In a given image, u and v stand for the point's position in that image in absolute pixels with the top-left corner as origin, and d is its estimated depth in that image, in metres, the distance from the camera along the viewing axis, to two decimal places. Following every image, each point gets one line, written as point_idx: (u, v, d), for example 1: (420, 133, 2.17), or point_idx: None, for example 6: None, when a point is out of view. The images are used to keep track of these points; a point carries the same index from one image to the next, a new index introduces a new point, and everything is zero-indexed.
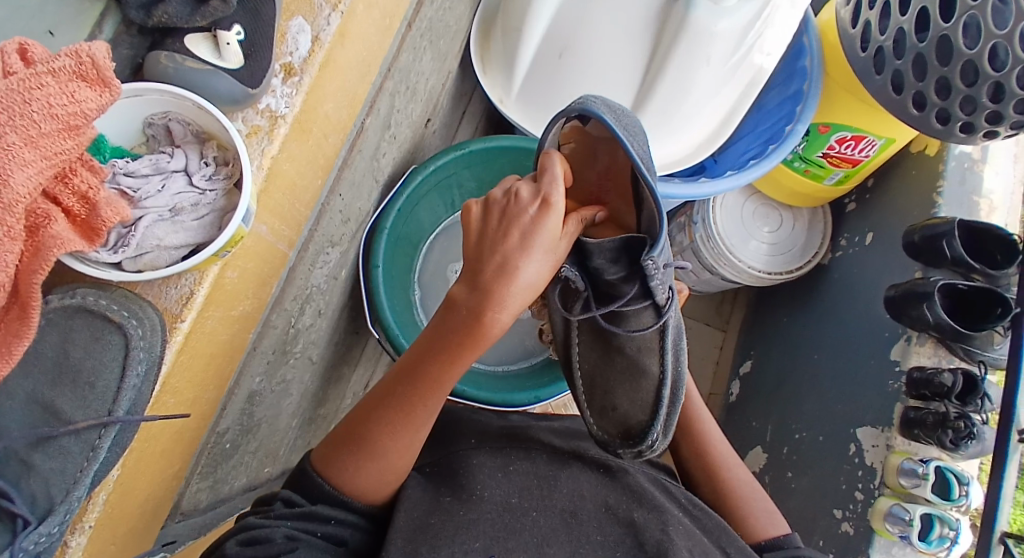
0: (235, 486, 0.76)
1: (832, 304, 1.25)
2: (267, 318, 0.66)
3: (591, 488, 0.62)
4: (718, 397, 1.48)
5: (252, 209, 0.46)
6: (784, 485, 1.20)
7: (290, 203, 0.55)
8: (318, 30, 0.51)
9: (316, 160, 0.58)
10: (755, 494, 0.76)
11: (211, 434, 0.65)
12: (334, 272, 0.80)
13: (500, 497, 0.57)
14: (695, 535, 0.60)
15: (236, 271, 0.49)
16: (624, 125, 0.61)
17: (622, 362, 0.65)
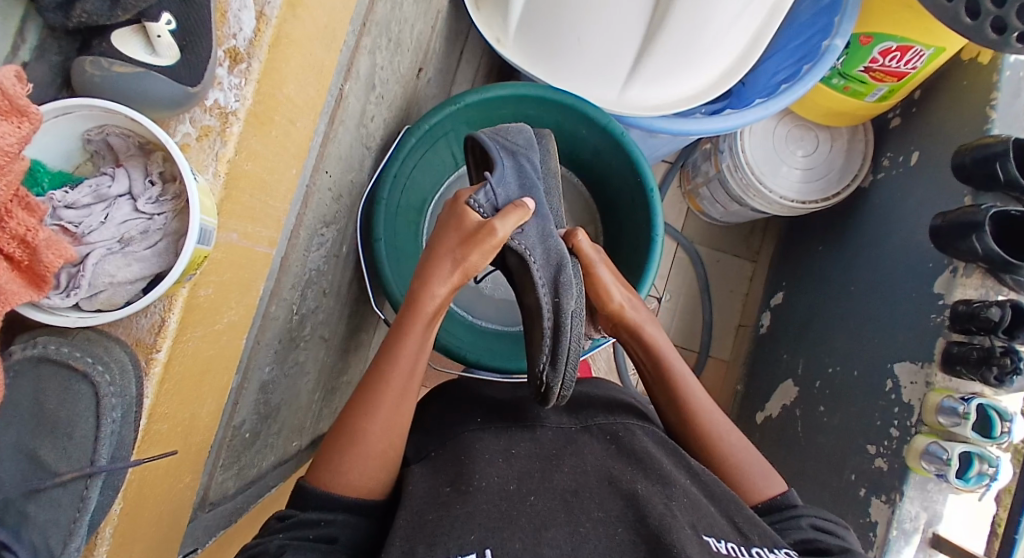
0: (265, 467, 0.78)
1: (871, 232, 1.17)
2: (265, 310, 0.65)
3: (596, 460, 0.61)
4: (747, 330, 1.44)
5: (212, 229, 0.42)
6: (816, 419, 1.17)
7: (262, 201, 0.51)
8: (262, 3, 0.45)
9: (287, 148, 0.53)
10: (749, 455, 0.74)
11: (228, 428, 0.65)
12: (333, 249, 0.77)
13: (498, 484, 0.55)
14: (703, 502, 0.59)
15: (209, 287, 0.46)
16: (497, 132, 0.79)
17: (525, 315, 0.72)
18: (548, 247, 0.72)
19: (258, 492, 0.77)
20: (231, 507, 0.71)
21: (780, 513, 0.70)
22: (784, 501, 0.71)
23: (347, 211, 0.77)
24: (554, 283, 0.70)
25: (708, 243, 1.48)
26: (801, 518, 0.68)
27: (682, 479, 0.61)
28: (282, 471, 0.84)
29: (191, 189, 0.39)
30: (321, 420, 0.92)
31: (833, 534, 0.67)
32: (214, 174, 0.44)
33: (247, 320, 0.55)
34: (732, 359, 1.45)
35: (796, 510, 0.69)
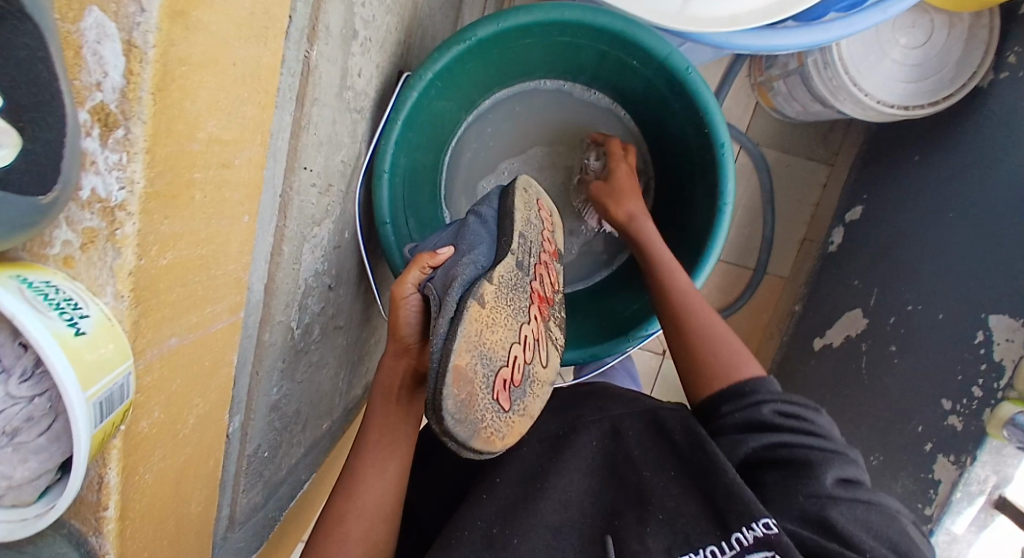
0: (297, 461, 0.75)
1: (982, 145, 0.96)
2: (258, 342, 0.56)
3: (586, 482, 0.65)
4: (813, 246, 1.30)
5: (129, 378, 0.33)
6: (884, 360, 1.06)
7: (210, 278, 0.39)
8: (126, 25, 0.27)
9: (233, 200, 0.39)
10: (726, 343, 0.69)
11: (242, 458, 0.61)
12: (335, 241, 0.64)
13: (485, 525, 0.61)
14: (689, 496, 0.60)
15: (151, 412, 0.37)
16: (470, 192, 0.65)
17: None
18: (456, 270, 0.57)
19: (292, 486, 0.75)
20: (260, 514, 0.69)
21: (743, 397, 0.66)
22: (752, 384, 0.66)
23: (345, 195, 0.64)
24: (439, 307, 0.54)
25: (778, 142, 1.29)
26: (765, 406, 0.64)
27: (667, 475, 0.62)
28: (319, 452, 0.82)
29: (63, 367, 0.29)
30: (352, 393, 0.88)
31: (798, 420, 0.63)
32: (126, 300, 0.32)
33: (226, 399, 0.47)
34: (793, 276, 1.32)
35: (758, 395, 0.65)
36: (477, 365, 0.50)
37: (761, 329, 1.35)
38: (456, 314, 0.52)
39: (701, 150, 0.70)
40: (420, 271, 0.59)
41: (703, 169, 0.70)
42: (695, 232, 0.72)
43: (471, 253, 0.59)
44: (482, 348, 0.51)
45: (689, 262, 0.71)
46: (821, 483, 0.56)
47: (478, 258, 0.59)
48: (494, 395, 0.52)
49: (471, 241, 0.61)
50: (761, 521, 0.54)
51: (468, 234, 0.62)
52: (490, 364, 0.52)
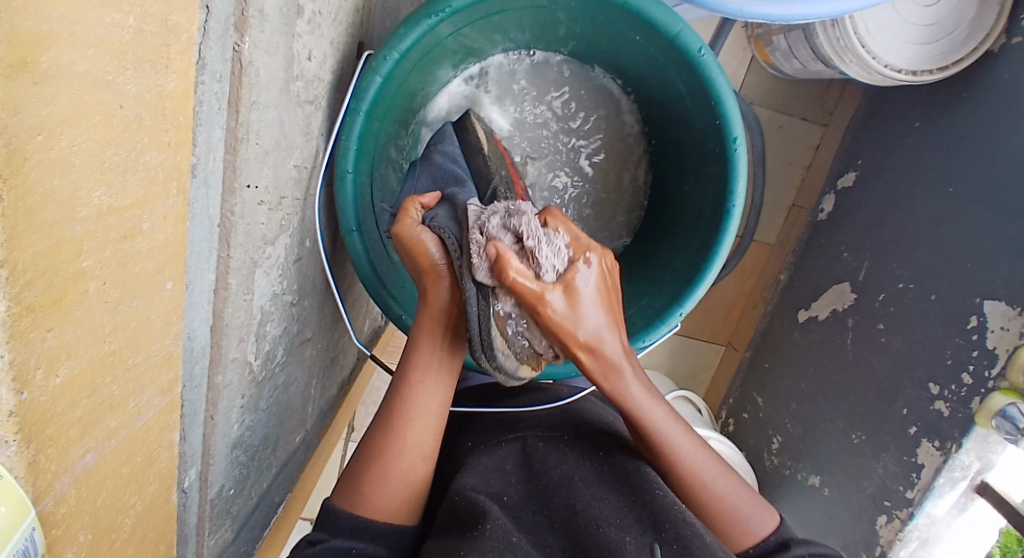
0: (269, 482, 0.70)
1: (986, 114, 0.88)
2: (209, 390, 0.49)
3: (592, 489, 0.53)
4: (802, 212, 1.24)
5: (35, 534, 0.26)
6: (872, 339, 1.00)
7: (129, 374, 0.31)
8: None
9: (147, 270, 0.30)
10: (735, 504, 0.56)
11: (205, 503, 0.55)
12: (294, 254, 0.55)
13: (501, 531, 0.47)
14: (709, 535, 0.49)
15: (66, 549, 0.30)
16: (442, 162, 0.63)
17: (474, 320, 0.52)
18: (458, 208, 0.54)
19: (262, 508, 0.70)
20: (227, 546, 0.64)
21: (774, 555, 0.54)
22: (776, 540, 0.55)
23: (303, 202, 0.54)
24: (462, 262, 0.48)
25: (773, 101, 1.22)
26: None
27: (683, 501, 0.51)
28: (292, 464, 0.77)
29: None
30: (325, 395, 0.82)
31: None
32: (14, 444, 0.24)
33: (170, 482, 0.40)
34: (781, 243, 1.27)
35: (790, 549, 0.54)
36: (507, 296, 0.48)
37: (745, 297, 1.34)
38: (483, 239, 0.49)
39: (707, 140, 0.62)
40: (414, 212, 0.55)
41: (710, 162, 0.63)
42: (698, 232, 0.65)
43: (461, 190, 0.57)
44: (509, 281, 0.49)
45: (691, 266, 0.64)
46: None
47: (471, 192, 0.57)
48: (526, 319, 0.50)
49: (452, 183, 0.59)
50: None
51: (449, 175, 0.60)
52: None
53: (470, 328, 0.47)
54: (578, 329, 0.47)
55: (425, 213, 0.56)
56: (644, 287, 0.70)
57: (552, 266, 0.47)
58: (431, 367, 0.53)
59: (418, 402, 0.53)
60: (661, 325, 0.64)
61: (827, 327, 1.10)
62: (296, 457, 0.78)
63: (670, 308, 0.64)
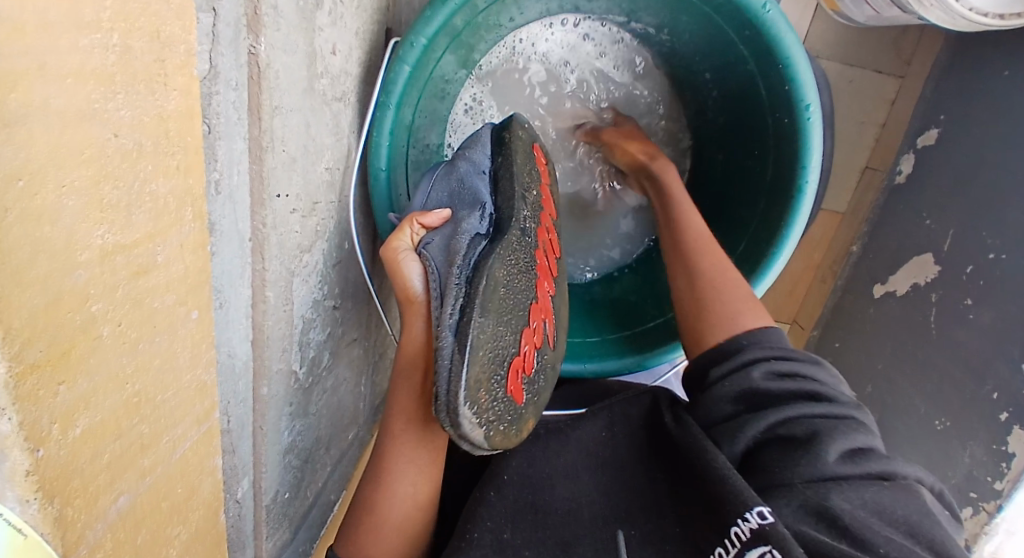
0: (324, 480, 0.70)
1: None
2: (254, 404, 0.48)
3: (598, 483, 0.50)
4: (878, 176, 1.13)
5: None
6: (958, 314, 0.91)
7: (160, 407, 0.30)
8: None
9: (168, 304, 0.28)
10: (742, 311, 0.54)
11: (264, 508, 0.55)
12: (331, 257, 0.53)
13: (490, 536, 0.47)
14: (697, 497, 0.44)
15: None
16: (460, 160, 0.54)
17: (496, 322, 0.40)
18: (454, 241, 0.46)
19: (320, 506, 0.70)
20: (285, 546, 0.64)
21: (742, 394, 0.48)
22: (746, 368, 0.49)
23: (337, 203, 0.52)
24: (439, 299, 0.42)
25: (841, 53, 1.11)
26: (762, 397, 0.47)
27: (678, 471, 0.47)
28: (348, 459, 0.76)
29: None
30: (376, 390, 0.81)
31: (808, 399, 0.46)
32: (35, 503, 0.23)
33: (217, 504, 0.40)
34: (853, 210, 1.17)
35: (743, 357, 0.50)
36: (481, 378, 0.38)
37: (813, 269, 1.25)
38: (467, 294, 0.40)
39: (775, 109, 0.56)
40: (411, 235, 0.49)
41: (777, 133, 0.56)
42: (764, 213, 0.59)
43: (470, 214, 0.48)
44: (493, 353, 0.39)
45: (757, 251, 0.59)
46: (823, 461, 0.40)
47: (482, 218, 0.48)
48: (507, 394, 0.40)
49: (468, 202, 0.50)
50: (739, 533, 0.38)
51: (467, 193, 0.51)
52: (505, 356, 0.40)
53: (437, 385, 0.38)
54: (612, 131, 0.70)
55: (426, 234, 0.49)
56: None
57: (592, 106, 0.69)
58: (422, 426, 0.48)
59: (404, 453, 0.48)
60: None
61: (907, 300, 1.01)
62: (352, 452, 0.77)
63: None
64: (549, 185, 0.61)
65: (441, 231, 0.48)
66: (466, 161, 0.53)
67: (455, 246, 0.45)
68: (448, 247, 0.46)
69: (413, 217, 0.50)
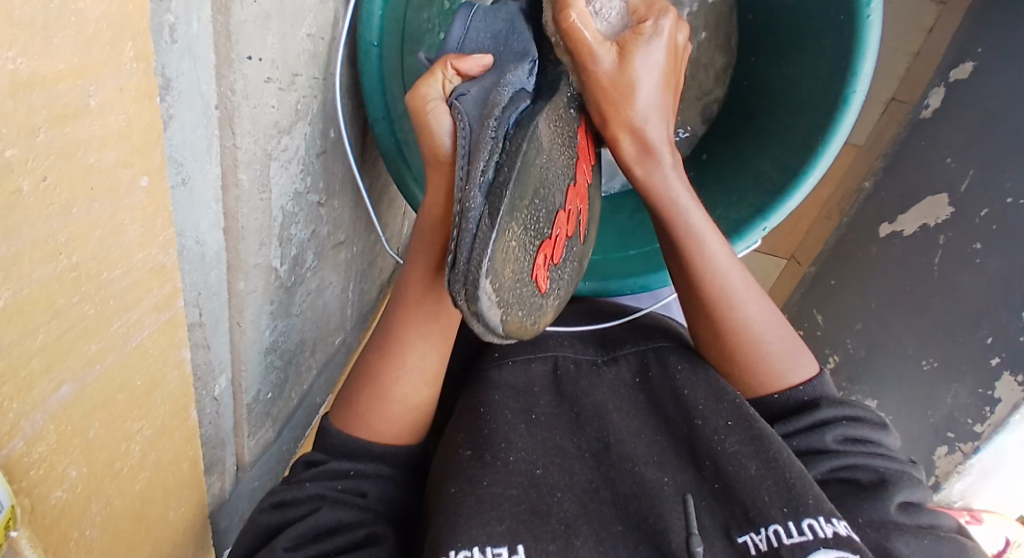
0: (310, 384, 0.68)
1: None
2: (231, 299, 0.44)
3: (628, 425, 0.48)
4: (904, 109, 1.07)
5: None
6: (964, 259, 0.88)
7: (107, 287, 0.25)
8: None
9: (107, 163, 0.23)
10: (767, 340, 0.51)
11: (246, 407, 0.53)
12: (315, 143, 0.48)
13: (524, 465, 0.44)
14: (751, 460, 0.43)
15: (73, 468, 0.27)
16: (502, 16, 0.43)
17: (535, 196, 0.32)
18: (495, 93, 0.35)
19: (304, 410, 0.68)
20: (270, 445, 0.63)
21: (803, 417, 0.49)
22: (806, 395, 0.50)
23: (320, 81, 0.46)
24: (475, 146, 0.31)
25: None
26: (828, 431, 0.48)
27: (723, 426, 0.46)
28: (336, 365, 0.74)
29: None
30: (365, 297, 0.78)
31: (866, 447, 0.48)
32: None
33: (187, 399, 0.37)
34: (872, 145, 1.12)
35: (821, 409, 0.49)
36: (509, 256, 0.29)
37: (821, 205, 1.21)
38: (511, 150, 0.31)
39: (827, 4, 0.49)
40: (444, 82, 0.38)
41: (825, 34, 0.50)
42: (795, 129, 0.54)
43: (515, 66, 0.39)
44: (519, 235, 0.30)
45: (785, 169, 0.54)
46: (886, 508, 0.43)
47: (529, 74, 0.39)
48: (531, 279, 0.32)
49: (514, 55, 0.40)
50: (811, 523, 0.38)
51: (513, 43, 0.41)
52: (536, 236, 0.32)
53: (458, 250, 0.28)
54: (634, 97, 0.43)
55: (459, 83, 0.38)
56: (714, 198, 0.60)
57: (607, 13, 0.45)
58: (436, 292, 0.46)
59: (420, 324, 0.47)
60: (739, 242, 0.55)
61: (913, 241, 0.98)
62: (339, 358, 0.75)
63: (750, 222, 0.55)
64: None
65: (479, 80, 0.38)
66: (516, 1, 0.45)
67: (494, 98, 0.34)
68: (485, 99, 0.35)
69: (446, 60, 0.39)
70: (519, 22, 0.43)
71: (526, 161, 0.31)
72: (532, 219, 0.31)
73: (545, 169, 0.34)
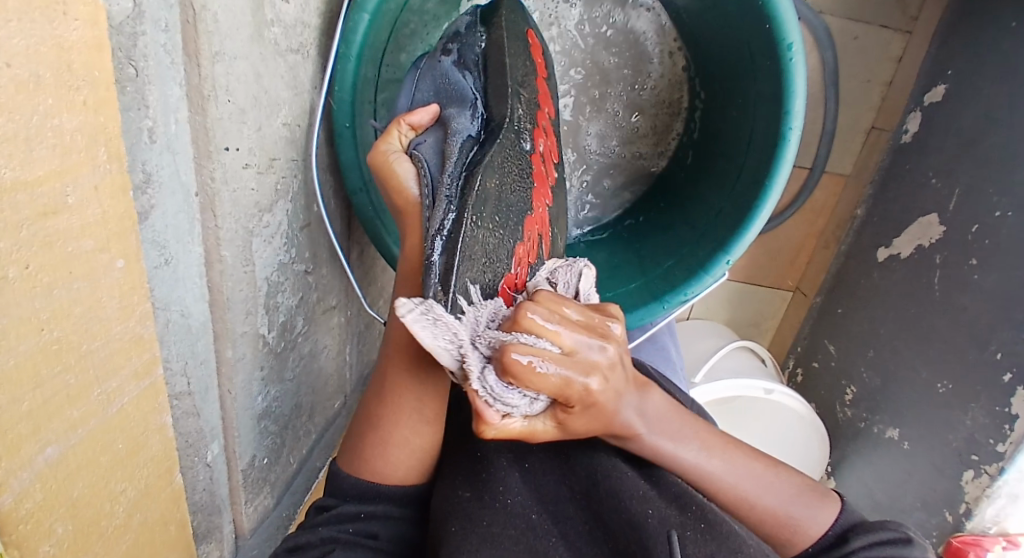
0: (309, 449, 0.70)
1: None
2: (219, 366, 0.47)
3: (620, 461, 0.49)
4: (883, 136, 1.09)
5: None
6: (963, 277, 0.88)
7: (85, 361, 0.29)
8: None
9: (84, 250, 0.27)
10: (789, 514, 0.44)
11: (242, 472, 0.55)
12: (298, 218, 0.52)
13: (522, 508, 0.45)
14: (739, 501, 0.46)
15: (59, 526, 0.30)
16: (429, 67, 0.53)
17: (489, 235, 0.39)
18: (446, 144, 0.45)
19: (305, 474, 0.70)
20: (270, 511, 0.64)
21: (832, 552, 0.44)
22: (835, 533, 0.45)
23: (299, 163, 0.50)
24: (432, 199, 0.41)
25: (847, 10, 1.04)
26: (851, 536, 0.45)
27: None
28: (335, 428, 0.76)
29: None
30: (363, 359, 0.81)
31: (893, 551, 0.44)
32: None
33: (171, 462, 0.39)
34: (857, 174, 1.14)
35: (849, 544, 0.44)
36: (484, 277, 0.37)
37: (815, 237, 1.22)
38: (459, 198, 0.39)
39: (759, 52, 0.53)
40: (400, 137, 0.47)
41: (762, 80, 0.54)
42: (745, 168, 0.57)
43: (459, 114, 0.47)
44: (486, 260, 0.38)
45: (740, 204, 0.57)
46: None
47: (472, 119, 0.47)
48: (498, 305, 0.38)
49: (457, 100, 0.49)
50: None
51: (454, 88, 0.50)
52: (494, 273, 0.38)
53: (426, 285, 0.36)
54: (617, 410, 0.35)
55: (416, 137, 0.47)
56: (686, 234, 0.63)
57: (517, 408, 0.31)
58: None
59: (420, 368, 0.46)
60: (707, 275, 0.57)
61: (910, 264, 0.98)
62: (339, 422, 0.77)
63: (715, 256, 0.57)
64: (546, 80, 0.57)
65: (428, 132, 0.47)
66: (451, 55, 0.52)
67: (444, 154, 0.44)
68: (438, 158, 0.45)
69: (400, 118, 0.48)
70: (450, 70, 0.51)
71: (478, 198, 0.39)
72: (488, 250, 0.38)
73: (495, 190, 0.40)
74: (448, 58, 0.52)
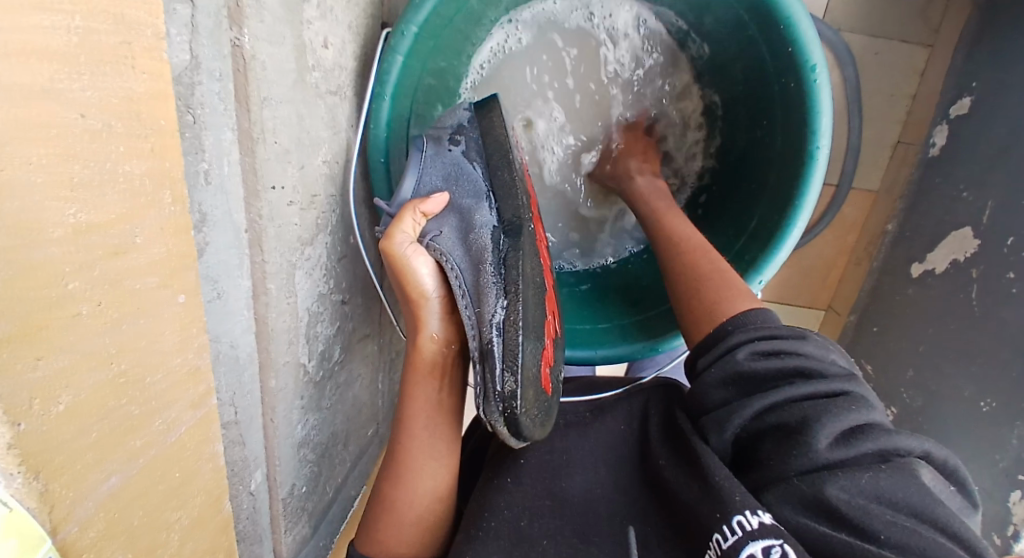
0: (344, 477, 0.70)
1: None
2: (262, 398, 0.48)
3: (612, 478, 0.48)
4: (911, 150, 1.08)
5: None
6: (1002, 291, 0.85)
7: (146, 392, 0.30)
8: None
9: (149, 286, 0.29)
10: (717, 273, 0.52)
11: (281, 501, 0.56)
12: (335, 251, 0.54)
13: (508, 528, 0.45)
14: (696, 482, 0.42)
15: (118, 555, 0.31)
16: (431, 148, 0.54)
17: (537, 328, 0.42)
18: (472, 236, 0.46)
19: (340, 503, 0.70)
20: (308, 540, 0.65)
21: (717, 351, 0.46)
22: (728, 327, 0.46)
23: (336, 199, 0.52)
24: (475, 289, 0.42)
25: (867, 28, 1.05)
26: (737, 351, 0.44)
27: (680, 458, 0.45)
28: (369, 455, 0.77)
29: None
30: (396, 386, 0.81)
31: (782, 357, 0.42)
32: (18, 477, 0.23)
33: (220, 490, 0.40)
34: (886, 189, 1.12)
35: (730, 339, 0.45)
36: (534, 365, 0.40)
37: (847, 252, 1.20)
38: (508, 289, 0.41)
39: (781, 74, 0.54)
40: (413, 225, 0.47)
41: (787, 101, 0.55)
42: (774, 189, 0.57)
43: (475, 204, 0.49)
44: (538, 341, 0.41)
45: (771, 224, 0.56)
46: (810, 445, 0.37)
47: (491, 209, 0.49)
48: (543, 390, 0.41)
49: (469, 192, 0.50)
50: (741, 519, 0.36)
51: (466, 178, 0.51)
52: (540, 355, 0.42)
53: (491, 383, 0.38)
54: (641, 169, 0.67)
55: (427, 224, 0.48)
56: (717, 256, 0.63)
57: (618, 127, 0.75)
58: (433, 409, 0.48)
59: (426, 448, 0.48)
60: None
61: (947, 278, 0.96)
62: (373, 449, 0.78)
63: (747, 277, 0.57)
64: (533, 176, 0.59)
65: (443, 221, 0.48)
66: (460, 146, 0.53)
67: (475, 247, 0.45)
68: (464, 250, 0.45)
69: (411, 204, 0.48)
70: (458, 159, 0.53)
71: (523, 288, 0.41)
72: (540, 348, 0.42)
73: (535, 283, 0.44)
74: (460, 148, 0.54)
